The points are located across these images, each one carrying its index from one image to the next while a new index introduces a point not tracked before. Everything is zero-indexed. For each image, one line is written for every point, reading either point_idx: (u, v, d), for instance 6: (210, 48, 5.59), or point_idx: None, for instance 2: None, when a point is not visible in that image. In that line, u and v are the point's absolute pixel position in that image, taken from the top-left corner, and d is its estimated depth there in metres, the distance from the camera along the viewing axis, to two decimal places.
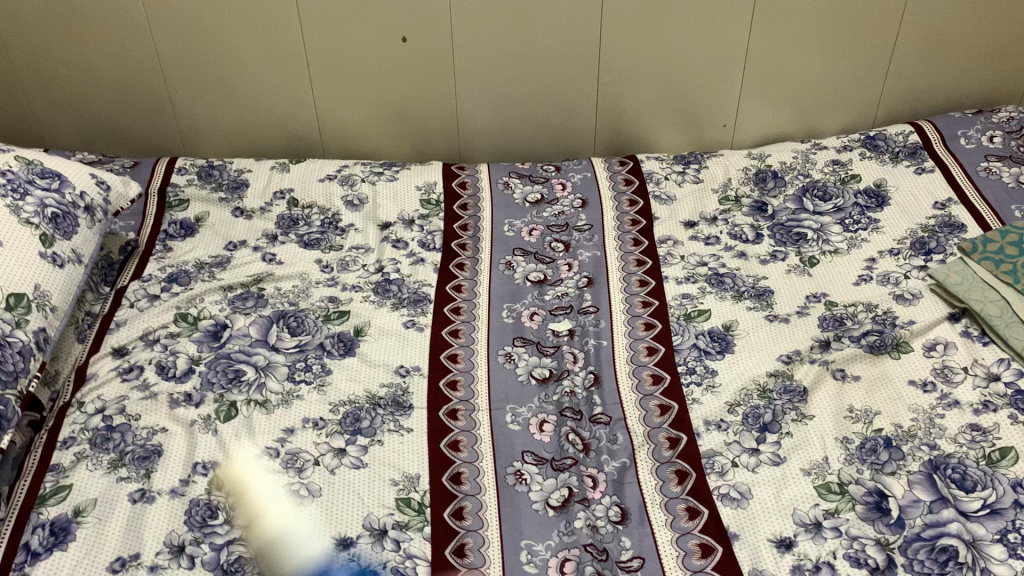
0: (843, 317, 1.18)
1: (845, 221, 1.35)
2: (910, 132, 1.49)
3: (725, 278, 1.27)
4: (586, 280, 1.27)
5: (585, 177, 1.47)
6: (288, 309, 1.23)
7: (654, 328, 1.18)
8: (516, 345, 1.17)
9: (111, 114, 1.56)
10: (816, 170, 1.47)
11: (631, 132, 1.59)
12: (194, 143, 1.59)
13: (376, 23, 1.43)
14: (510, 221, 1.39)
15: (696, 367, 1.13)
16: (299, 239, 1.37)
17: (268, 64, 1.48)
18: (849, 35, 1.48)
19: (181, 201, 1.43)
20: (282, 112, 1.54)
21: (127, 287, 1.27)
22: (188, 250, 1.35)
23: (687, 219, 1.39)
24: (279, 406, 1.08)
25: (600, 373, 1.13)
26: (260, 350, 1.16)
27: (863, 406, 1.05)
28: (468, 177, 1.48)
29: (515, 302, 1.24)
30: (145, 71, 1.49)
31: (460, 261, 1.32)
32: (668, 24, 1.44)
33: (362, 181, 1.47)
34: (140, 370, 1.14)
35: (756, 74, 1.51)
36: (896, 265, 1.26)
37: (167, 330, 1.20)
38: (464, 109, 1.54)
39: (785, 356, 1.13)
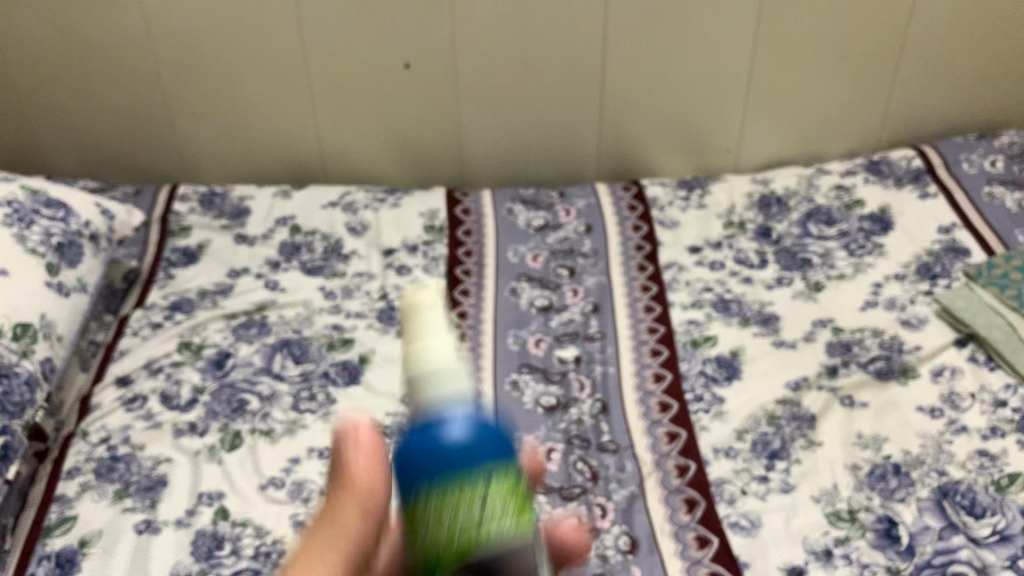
0: (850, 343, 1.18)
1: (850, 245, 1.36)
2: (913, 156, 1.49)
3: (731, 304, 1.27)
4: (592, 306, 1.27)
5: (589, 203, 1.47)
6: (291, 337, 1.22)
7: (661, 355, 1.18)
8: (522, 373, 1.17)
9: (114, 142, 1.55)
10: (820, 196, 1.46)
11: (635, 157, 1.59)
12: (197, 170, 1.58)
13: (379, 50, 1.44)
14: (515, 246, 1.39)
15: (704, 394, 1.12)
16: (303, 266, 1.36)
17: (272, 90, 1.48)
18: (851, 60, 1.49)
19: (183, 229, 1.42)
20: (285, 139, 1.54)
21: (131, 315, 1.26)
22: (192, 277, 1.34)
23: (691, 244, 1.39)
24: (284, 435, 1.09)
25: (608, 401, 1.12)
26: (264, 379, 1.16)
27: (871, 433, 1.05)
28: (472, 204, 1.47)
29: (521, 329, 1.24)
30: (149, 98, 1.49)
31: (464, 288, 1.32)
32: (670, 50, 1.46)
33: (365, 208, 1.47)
34: (144, 399, 1.13)
35: (758, 98, 1.52)
36: (902, 290, 1.26)
37: (170, 359, 1.19)
38: (467, 136, 1.54)
39: (793, 382, 1.12)
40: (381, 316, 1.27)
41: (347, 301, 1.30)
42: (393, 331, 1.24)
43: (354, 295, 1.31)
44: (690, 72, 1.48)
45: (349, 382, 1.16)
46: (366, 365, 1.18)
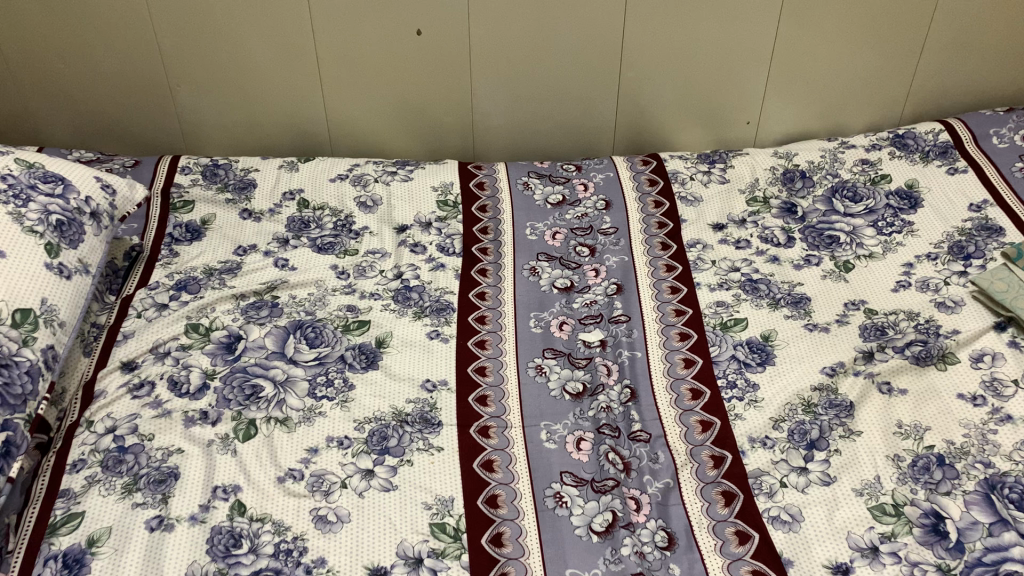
0: (885, 326, 1.14)
1: (878, 223, 1.31)
2: (940, 130, 1.44)
3: (759, 285, 1.22)
4: (615, 286, 1.23)
5: (608, 177, 1.41)
6: (305, 319, 1.17)
7: (690, 338, 1.13)
8: (546, 357, 1.12)
9: (108, 109, 1.47)
10: (845, 170, 1.41)
11: (652, 129, 1.53)
12: (198, 140, 1.51)
13: (390, 15, 1.37)
14: (532, 224, 1.34)
15: (737, 381, 1.08)
16: (312, 243, 1.30)
17: (275, 57, 1.41)
18: (881, 27, 1.43)
19: (186, 203, 1.35)
20: (289, 109, 1.47)
21: (134, 295, 1.19)
22: (196, 254, 1.28)
23: (715, 221, 1.34)
24: (301, 424, 1.04)
25: (637, 387, 1.08)
26: (278, 364, 1.11)
27: (912, 422, 1.01)
28: (486, 178, 1.41)
29: (543, 311, 1.19)
30: (146, 64, 1.42)
31: (481, 267, 1.27)
32: (692, 18, 1.40)
33: (376, 182, 1.40)
34: (151, 386, 1.08)
35: (781, 68, 1.47)
36: (935, 271, 1.22)
37: (178, 342, 1.13)
38: (479, 106, 1.48)
39: (828, 368, 1.08)
40: (397, 297, 1.21)
41: (360, 281, 1.24)
42: (409, 314, 1.19)
43: (367, 274, 1.25)
44: (714, 39, 1.43)
45: (367, 366, 1.11)
46: (383, 349, 1.13)
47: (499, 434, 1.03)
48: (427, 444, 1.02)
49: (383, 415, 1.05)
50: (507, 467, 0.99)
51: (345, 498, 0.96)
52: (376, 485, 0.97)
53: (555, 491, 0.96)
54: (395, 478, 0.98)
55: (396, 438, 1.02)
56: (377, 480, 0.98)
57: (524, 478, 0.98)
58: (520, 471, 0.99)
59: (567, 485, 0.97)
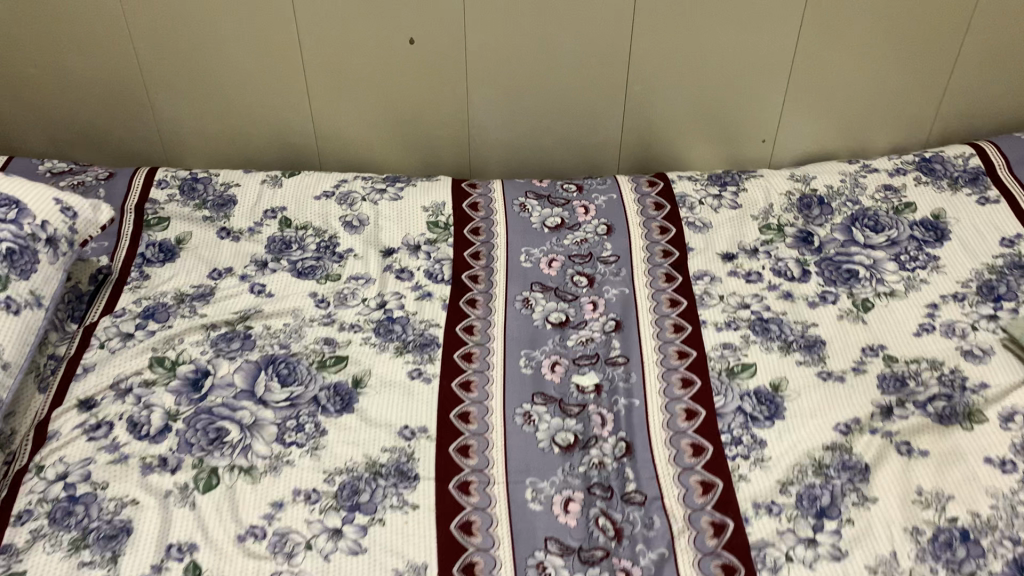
0: (905, 377, 1.04)
1: (901, 257, 1.21)
2: (971, 155, 1.34)
3: (770, 325, 1.12)
4: (614, 323, 1.14)
5: (611, 199, 1.32)
6: (278, 353, 1.09)
7: (693, 386, 1.04)
8: (536, 403, 1.04)
9: (84, 117, 1.39)
10: (866, 196, 1.31)
11: (661, 146, 1.44)
12: (179, 150, 1.43)
13: (381, 24, 1.28)
14: (527, 249, 1.25)
15: (742, 436, 0.99)
16: (292, 266, 1.22)
17: (259, 65, 1.33)
18: (909, 43, 1.33)
19: (160, 220, 1.27)
20: (274, 119, 1.39)
21: (97, 323, 1.12)
22: (167, 277, 1.20)
23: (724, 251, 1.25)
24: (267, 474, 0.96)
25: (633, 440, 0.99)
26: (246, 404, 1.03)
27: (933, 489, 0.92)
28: (480, 197, 1.33)
29: (534, 349, 1.11)
30: (122, 71, 1.34)
31: (471, 298, 1.18)
32: (705, 31, 1.30)
33: (363, 200, 1.31)
34: (109, 427, 1.00)
35: (800, 85, 1.37)
36: (962, 313, 1.12)
37: (141, 377, 1.06)
38: (476, 119, 1.39)
39: (842, 425, 0.99)
40: (378, 330, 1.13)
41: (341, 310, 1.16)
42: (391, 349, 1.10)
43: (349, 303, 1.17)
44: (729, 53, 1.33)
45: (341, 410, 1.02)
46: (360, 390, 1.05)
47: (480, 491, 0.94)
48: (401, 500, 0.93)
49: (356, 466, 0.97)
50: (487, 530, 0.91)
51: (309, 561, 0.88)
52: (344, 547, 0.89)
53: (538, 561, 0.88)
54: (364, 540, 0.90)
55: (368, 493, 0.94)
56: (344, 541, 0.90)
57: (505, 543, 0.89)
58: (501, 534, 0.90)
59: (552, 554, 0.88)
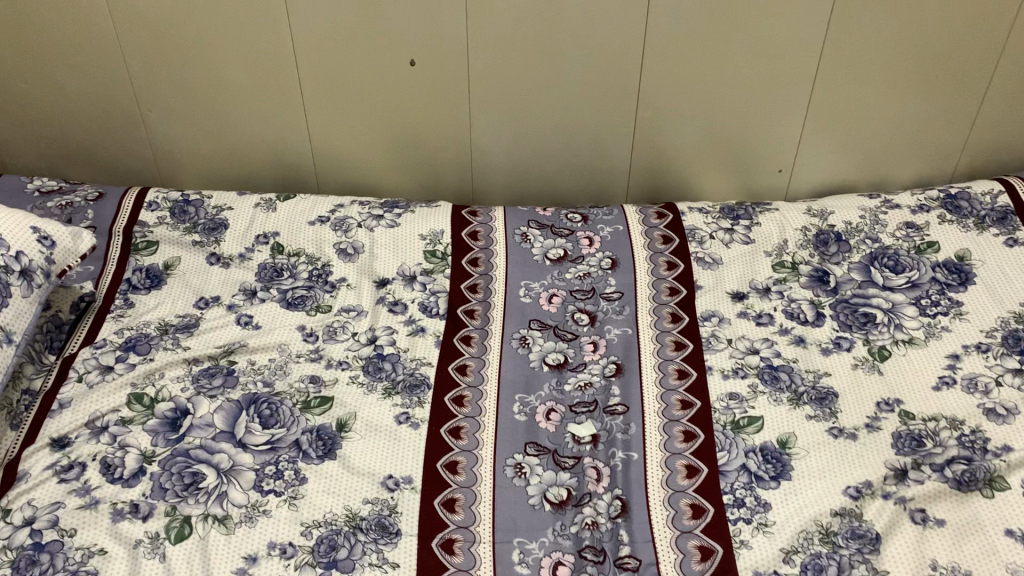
0: (922, 436, 0.98)
1: (922, 301, 1.15)
2: (999, 192, 1.27)
3: (780, 374, 1.06)
4: (614, 366, 1.08)
5: (617, 231, 1.27)
6: (261, 393, 1.04)
7: (695, 440, 0.99)
8: (528, 454, 0.98)
9: (75, 132, 1.35)
10: (887, 234, 1.24)
11: (672, 174, 1.38)
12: (172, 168, 1.39)
13: (381, 45, 1.23)
14: (527, 283, 1.20)
15: (745, 498, 0.93)
16: (281, 296, 1.17)
17: (256, 85, 1.28)
18: (936, 73, 1.26)
19: (149, 244, 1.23)
20: (272, 140, 1.35)
21: (76, 355, 1.08)
22: (152, 306, 1.15)
23: (734, 290, 1.19)
24: (241, 524, 0.91)
25: (629, 498, 0.94)
26: (224, 447, 0.98)
27: (950, 563, 0.86)
28: (481, 226, 1.27)
29: (529, 393, 1.05)
30: (114, 87, 1.29)
31: (465, 335, 1.13)
32: (720, 58, 1.24)
33: (359, 227, 1.27)
34: (82, 468, 0.96)
35: (820, 115, 1.31)
36: (985, 367, 1.06)
37: (117, 415, 1.01)
38: (480, 143, 1.34)
39: (853, 489, 0.93)
40: (367, 368, 1.08)
41: (329, 346, 1.11)
42: (379, 390, 1.05)
43: (338, 338, 1.12)
44: (744, 80, 1.27)
45: (323, 456, 0.97)
46: (343, 434, 1.00)
47: (465, 550, 0.89)
48: (381, 558, 0.88)
49: (335, 519, 0.92)
50: None
51: None
52: None
53: None
54: None
55: (347, 549, 0.89)
56: None
57: None
58: None
59: None
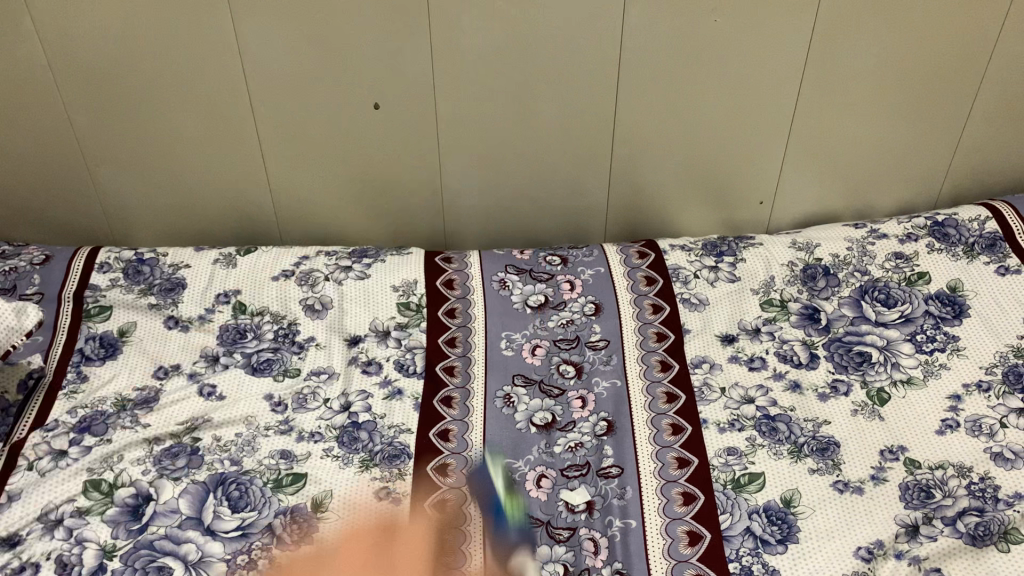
0: (930, 486, 0.94)
1: (917, 337, 1.11)
2: (986, 218, 1.24)
3: (778, 425, 1.01)
4: (605, 423, 1.03)
5: (598, 273, 1.21)
6: (228, 473, 0.97)
7: (695, 502, 0.93)
8: (520, 528, 0.92)
9: (19, 190, 1.29)
10: (875, 266, 1.21)
11: (651, 211, 1.34)
12: (125, 224, 1.33)
13: (344, 89, 1.18)
14: (508, 335, 1.14)
15: (753, 566, 0.87)
16: (246, 361, 1.10)
17: (211, 135, 1.22)
18: (915, 101, 1.24)
19: (101, 309, 1.15)
20: (231, 190, 1.29)
21: (25, 439, 0.99)
22: (107, 378, 1.08)
23: (723, 332, 1.14)
24: None
25: (630, 571, 0.88)
26: (191, 536, 0.90)
27: None
28: (456, 273, 1.21)
29: (518, 458, 1.00)
30: (57, 140, 1.23)
31: (446, 395, 1.07)
32: (698, 89, 1.20)
33: (326, 280, 1.20)
34: (34, 569, 0.87)
35: (800, 145, 1.27)
36: (988, 407, 1.02)
37: (73, 505, 0.93)
38: (450, 187, 1.29)
39: (864, 550, 0.88)
40: (342, 438, 1.01)
41: (299, 415, 1.04)
42: (356, 463, 0.99)
43: (309, 405, 1.05)
44: (722, 114, 1.23)
45: (299, 542, 0.90)
46: (320, 515, 0.93)
47: None
48: None
49: None
50: None
51: None
52: None
53: None
54: None
55: None
56: None
57: None
58: None
59: None
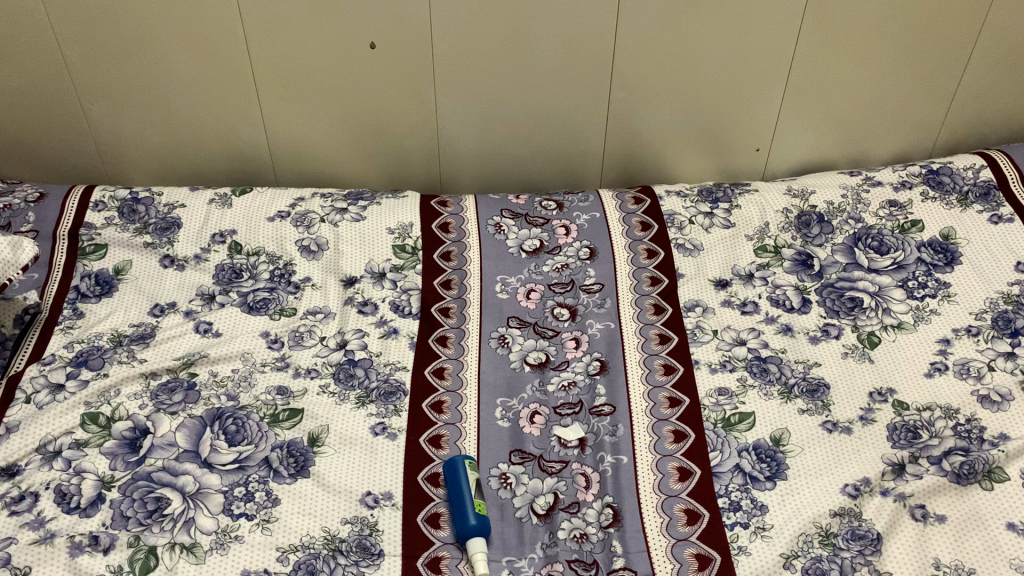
0: (917, 427, 0.95)
1: (909, 283, 1.12)
2: (981, 166, 1.24)
3: (769, 366, 1.03)
4: (598, 364, 1.04)
5: (594, 218, 1.22)
6: (225, 407, 0.97)
7: (686, 440, 0.95)
8: (513, 463, 0.94)
9: (12, 127, 1.28)
10: (869, 213, 1.21)
11: (647, 157, 1.34)
12: (119, 164, 1.33)
13: (340, 28, 1.17)
14: (503, 278, 1.15)
15: (741, 501, 0.89)
16: (242, 300, 1.11)
17: (204, 73, 1.21)
18: (915, 50, 1.23)
19: (97, 247, 1.15)
20: (226, 130, 1.28)
21: (23, 372, 1.00)
22: (103, 315, 1.08)
23: (717, 277, 1.14)
24: (212, 552, 0.84)
25: (621, 505, 0.90)
26: (189, 468, 0.91)
27: (952, 561, 0.83)
28: (451, 217, 1.21)
29: (512, 397, 1.01)
30: (50, 76, 1.22)
31: (441, 335, 1.07)
32: (697, 34, 1.19)
33: (322, 222, 1.20)
34: (34, 499, 0.88)
35: (798, 92, 1.27)
36: (976, 351, 1.03)
37: (71, 437, 0.94)
38: (447, 129, 1.28)
39: (851, 487, 0.90)
40: (338, 375, 1.02)
41: (296, 353, 1.05)
42: (352, 399, 1.00)
43: (305, 343, 1.06)
44: (720, 60, 1.22)
45: (296, 475, 0.91)
46: (316, 448, 0.94)
47: (452, 569, 0.84)
48: None
49: (313, 542, 0.85)
50: None
51: None
52: None
53: None
54: None
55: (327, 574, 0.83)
56: None
57: None
58: None
59: None
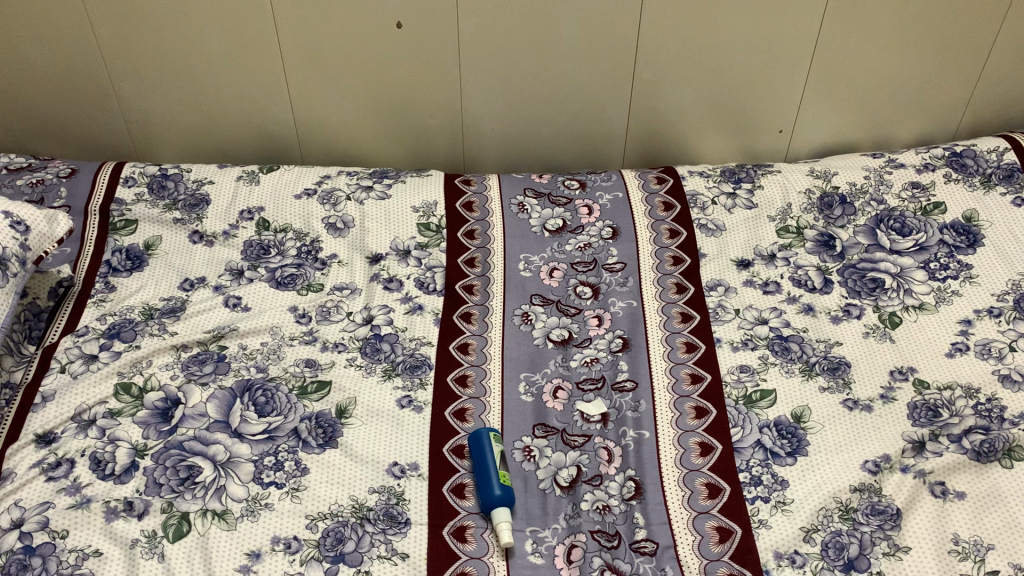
0: (938, 405, 0.96)
1: (930, 264, 1.12)
2: (1004, 149, 1.24)
3: (791, 345, 1.04)
4: (621, 341, 1.05)
5: (616, 198, 1.23)
6: (254, 379, 0.99)
7: (707, 416, 0.96)
8: (536, 436, 0.96)
9: (43, 102, 1.30)
10: (892, 195, 1.21)
11: (670, 138, 1.35)
12: (148, 140, 1.34)
13: (365, 8, 1.18)
14: (526, 256, 1.16)
15: (762, 476, 0.90)
16: (270, 276, 1.13)
17: (233, 52, 1.23)
18: (939, 33, 1.23)
19: (127, 223, 1.17)
20: (253, 108, 1.30)
21: (58, 343, 1.02)
22: (135, 289, 1.10)
23: (739, 257, 1.15)
24: (244, 519, 0.86)
25: (642, 478, 0.91)
26: (220, 438, 0.93)
27: (970, 537, 0.84)
28: (475, 196, 1.23)
29: (535, 372, 1.02)
30: (81, 53, 1.24)
31: (466, 311, 1.09)
32: (720, 16, 1.20)
33: (348, 200, 1.21)
34: (70, 465, 0.90)
35: (822, 75, 1.27)
36: (997, 332, 1.04)
37: (105, 406, 0.96)
38: (470, 108, 1.30)
39: (871, 463, 0.91)
40: (365, 349, 1.04)
41: (323, 327, 1.07)
42: (378, 372, 1.01)
43: (332, 318, 1.08)
44: (743, 43, 1.23)
45: (324, 445, 0.93)
46: (344, 419, 0.96)
47: (478, 537, 0.86)
48: (391, 549, 0.84)
49: (341, 511, 0.87)
50: None
51: None
52: None
53: None
54: None
55: (355, 541, 0.85)
56: None
57: None
58: None
59: None
